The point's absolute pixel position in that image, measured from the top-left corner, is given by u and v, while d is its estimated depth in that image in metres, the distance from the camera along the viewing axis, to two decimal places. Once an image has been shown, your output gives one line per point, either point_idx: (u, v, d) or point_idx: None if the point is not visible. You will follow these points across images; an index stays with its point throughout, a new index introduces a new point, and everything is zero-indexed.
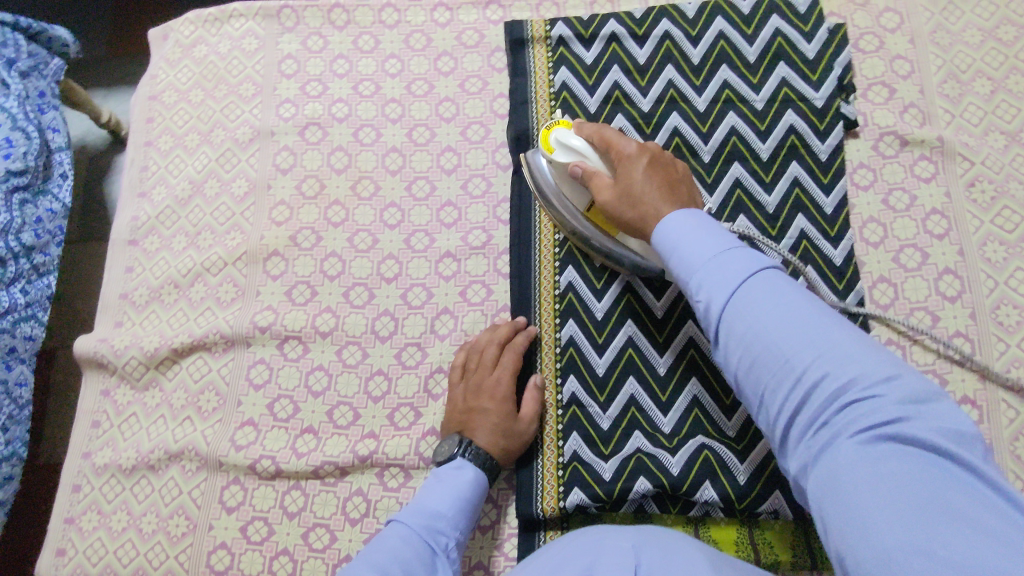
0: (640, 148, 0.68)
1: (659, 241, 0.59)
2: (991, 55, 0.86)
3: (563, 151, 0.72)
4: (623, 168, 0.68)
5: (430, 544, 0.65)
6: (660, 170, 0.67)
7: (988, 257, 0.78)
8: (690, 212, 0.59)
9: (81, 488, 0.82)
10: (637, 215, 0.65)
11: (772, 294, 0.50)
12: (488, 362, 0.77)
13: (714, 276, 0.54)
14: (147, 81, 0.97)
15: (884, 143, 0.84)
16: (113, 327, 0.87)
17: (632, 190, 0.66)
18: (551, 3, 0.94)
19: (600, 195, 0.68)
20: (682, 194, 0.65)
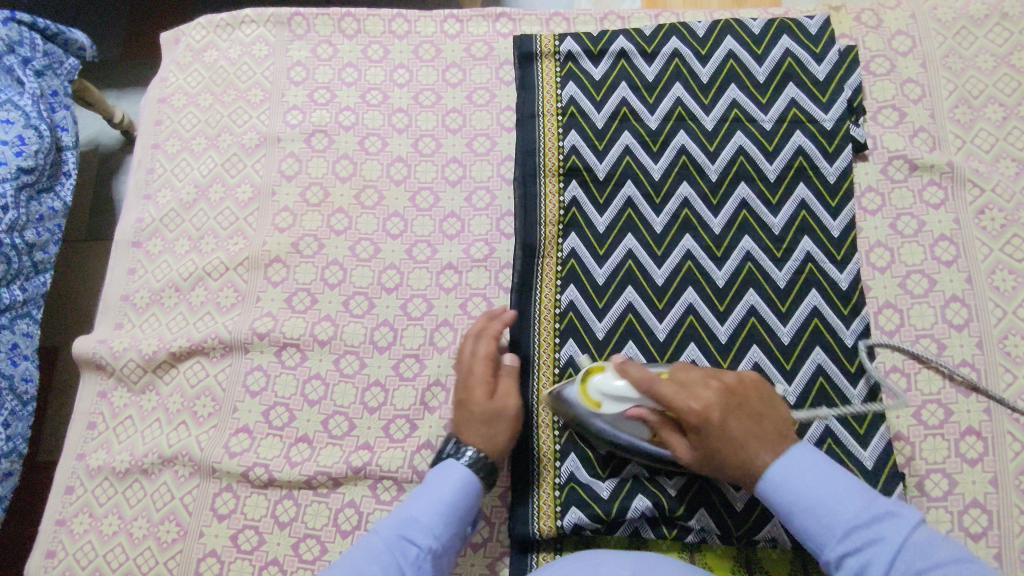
0: (704, 409, 0.63)
1: (766, 488, 0.61)
2: (1004, 80, 0.84)
3: (613, 403, 0.68)
4: (697, 431, 0.64)
5: (397, 562, 0.62)
6: (739, 408, 0.64)
7: (996, 285, 0.77)
8: (792, 454, 0.61)
9: (74, 490, 0.81)
10: (733, 467, 0.63)
11: (797, 466, 0.60)
12: (467, 354, 0.75)
13: (792, 475, 0.60)
14: (157, 84, 0.97)
15: (893, 167, 0.83)
16: (112, 329, 0.87)
17: (709, 451, 0.64)
18: (561, 18, 0.94)
19: (675, 443, 0.66)
20: (778, 441, 0.63)
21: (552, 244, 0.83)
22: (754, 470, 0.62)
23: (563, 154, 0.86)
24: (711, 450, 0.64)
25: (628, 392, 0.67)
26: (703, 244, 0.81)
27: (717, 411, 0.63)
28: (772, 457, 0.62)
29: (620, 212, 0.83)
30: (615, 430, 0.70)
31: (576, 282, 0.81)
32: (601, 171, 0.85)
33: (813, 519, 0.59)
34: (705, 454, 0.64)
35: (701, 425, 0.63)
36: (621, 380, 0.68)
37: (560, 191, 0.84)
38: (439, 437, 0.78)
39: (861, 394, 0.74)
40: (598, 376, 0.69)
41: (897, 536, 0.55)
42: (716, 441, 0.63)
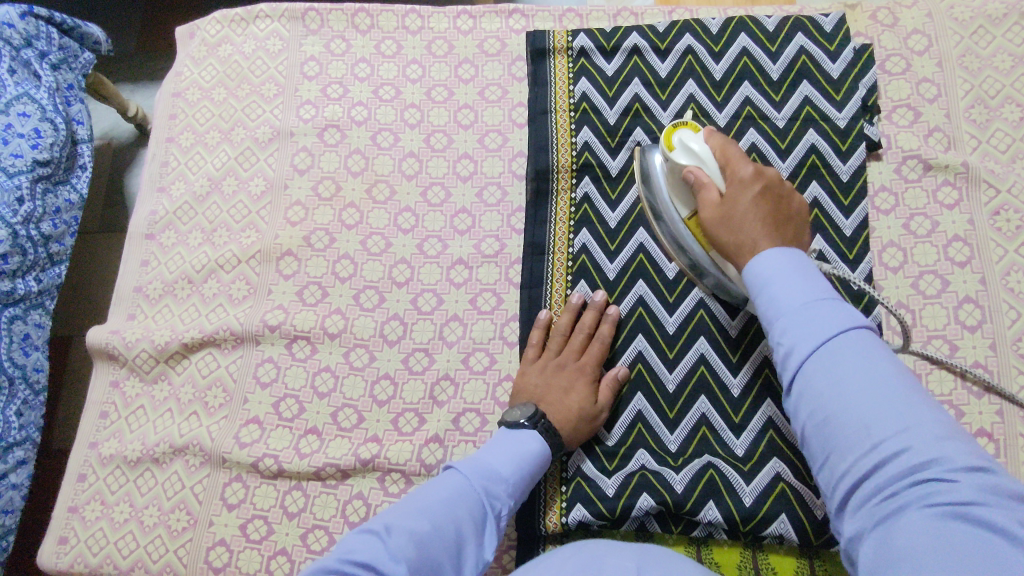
0: (758, 173, 0.62)
1: (748, 275, 0.56)
2: (1022, 80, 0.84)
3: (683, 155, 0.67)
4: (733, 194, 0.62)
5: (484, 503, 0.63)
6: (771, 199, 0.61)
7: (1011, 287, 0.76)
8: (786, 252, 0.55)
9: (87, 477, 0.82)
10: (730, 233, 0.61)
11: (782, 261, 0.54)
12: (574, 346, 0.78)
13: (770, 265, 0.54)
14: (172, 78, 0.98)
15: (907, 166, 0.82)
16: (126, 319, 0.88)
17: (728, 215, 0.61)
18: (574, 14, 0.94)
19: (704, 195, 0.65)
20: (785, 230, 0.60)
21: (563, 240, 0.83)
22: (748, 252, 0.59)
23: (575, 150, 0.86)
24: (733, 214, 0.61)
25: (700, 154, 0.66)
26: None
27: (760, 183, 0.61)
28: (772, 244, 0.58)
29: (632, 208, 0.83)
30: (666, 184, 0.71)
31: (587, 278, 0.82)
32: (613, 167, 0.85)
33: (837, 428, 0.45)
34: (728, 216, 0.62)
35: (736, 188, 0.62)
36: (702, 142, 0.66)
37: (572, 187, 0.85)
38: (447, 430, 0.78)
39: None
40: (687, 130, 0.68)
41: (828, 341, 0.48)
42: (740, 208, 0.61)
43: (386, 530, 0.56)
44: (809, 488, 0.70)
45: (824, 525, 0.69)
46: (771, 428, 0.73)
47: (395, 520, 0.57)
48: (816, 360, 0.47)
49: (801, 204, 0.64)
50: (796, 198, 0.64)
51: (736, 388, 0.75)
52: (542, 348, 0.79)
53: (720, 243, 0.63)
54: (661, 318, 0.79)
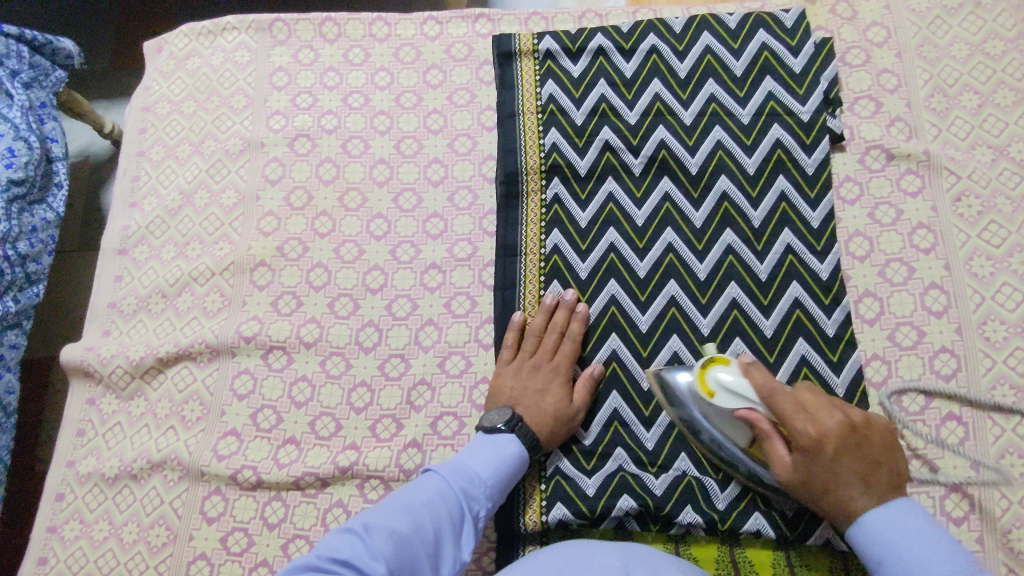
0: (822, 436, 0.63)
1: (858, 532, 0.61)
2: (978, 69, 0.85)
3: (727, 397, 0.68)
4: (811, 450, 0.63)
5: (462, 506, 0.65)
6: (855, 452, 0.63)
7: (974, 271, 0.78)
8: (889, 505, 0.60)
9: (65, 496, 0.82)
10: (824, 480, 0.63)
11: (896, 516, 0.59)
12: (548, 348, 0.79)
13: (877, 520, 0.60)
14: (141, 93, 0.98)
15: (870, 156, 0.84)
16: (100, 336, 0.88)
17: (807, 476, 0.63)
18: (540, 17, 0.95)
19: (776, 452, 0.66)
20: (881, 487, 0.62)
21: (534, 241, 0.84)
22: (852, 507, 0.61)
23: (544, 151, 0.86)
24: (813, 471, 0.63)
25: (743, 390, 0.67)
26: (684, 238, 0.82)
27: (832, 444, 0.63)
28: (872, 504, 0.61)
29: (602, 207, 0.84)
30: (715, 422, 0.70)
31: (560, 278, 0.82)
32: (583, 167, 0.85)
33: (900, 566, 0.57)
34: (809, 476, 0.63)
35: (807, 458, 0.63)
36: (739, 377, 0.68)
37: (542, 189, 0.85)
38: (426, 435, 0.79)
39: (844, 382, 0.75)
40: (720, 365, 0.70)
41: (951, 574, 0.54)
42: (820, 467, 0.63)
43: (365, 529, 0.58)
44: None
45: (796, 520, 0.70)
46: None
47: (373, 520, 0.59)
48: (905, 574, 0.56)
49: (880, 420, 0.66)
50: (876, 420, 0.66)
51: None
52: (517, 350, 0.80)
53: (807, 495, 0.64)
54: (634, 315, 0.80)
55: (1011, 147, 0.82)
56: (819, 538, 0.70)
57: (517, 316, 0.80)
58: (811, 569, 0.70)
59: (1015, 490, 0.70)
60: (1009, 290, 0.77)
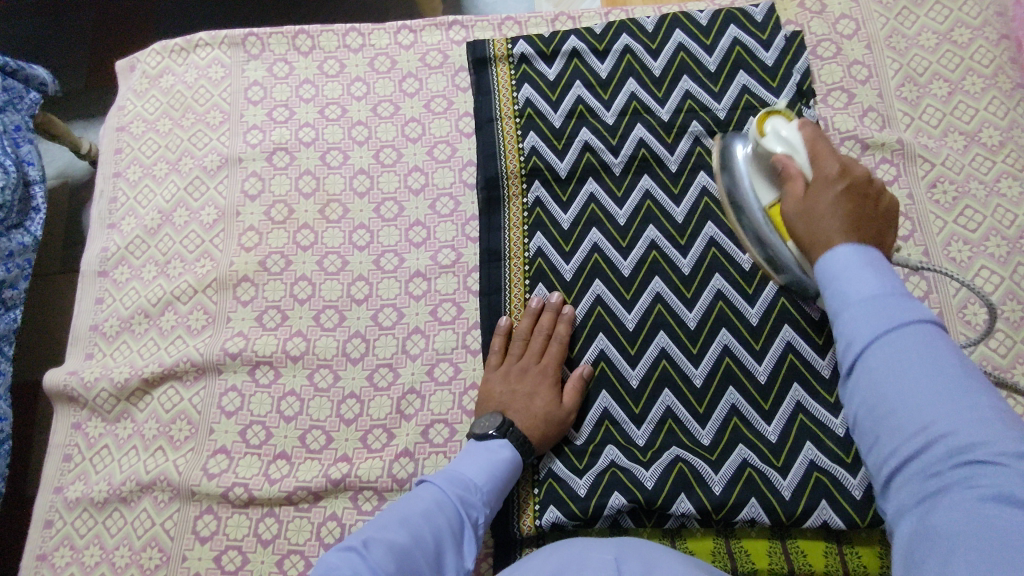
0: (845, 172, 0.56)
1: (820, 269, 0.50)
2: (946, 57, 0.87)
3: (774, 141, 0.65)
4: (815, 186, 0.57)
5: (460, 513, 0.65)
6: (857, 203, 0.54)
7: (952, 256, 0.79)
8: (856, 249, 0.48)
9: (54, 524, 0.81)
10: (808, 223, 0.55)
11: (852, 257, 0.48)
12: (535, 350, 0.79)
13: (839, 258, 0.48)
14: (115, 113, 0.97)
15: (846, 147, 0.85)
16: (84, 359, 0.87)
17: (806, 208, 0.56)
18: (513, 22, 0.95)
19: (788, 189, 0.60)
20: (868, 235, 0.52)
21: (518, 245, 0.84)
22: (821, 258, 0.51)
23: (524, 155, 0.86)
24: (811, 205, 0.55)
25: (789, 141, 0.63)
26: (666, 234, 0.82)
27: (845, 180, 0.56)
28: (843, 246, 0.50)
29: (583, 208, 0.84)
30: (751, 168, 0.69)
31: (544, 280, 0.82)
32: (563, 170, 0.86)
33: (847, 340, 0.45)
34: (805, 209, 0.56)
35: (820, 182, 0.56)
36: (792, 129, 0.63)
37: (523, 192, 0.86)
38: (417, 444, 0.78)
39: (830, 364, 0.76)
40: (779, 118, 0.67)
41: (908, 334, 0.42)
42: (819, 199, 0.55)
43: (364, 544, 0.56)
44: (776, 473, 0.72)
45: (792, 504, 0.70)
46: (735, 415, 0.75)
47: (371, 534, 0.58)
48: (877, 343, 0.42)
49: (891, 202, 0.57)
50: (886, 198, 0.57)
51: (698, 378, 0.77)
52: (505, 354, 0.80)
53: (802, 242, 0.56)
54: (620, 314, 0.80)
55: (983, 133, 0.83)
56: (815, 520, 0.70)
57: (503, 320, 0.81)
58: (807, 552, 0.71)
59: None
60: (987, 273, 0.78)
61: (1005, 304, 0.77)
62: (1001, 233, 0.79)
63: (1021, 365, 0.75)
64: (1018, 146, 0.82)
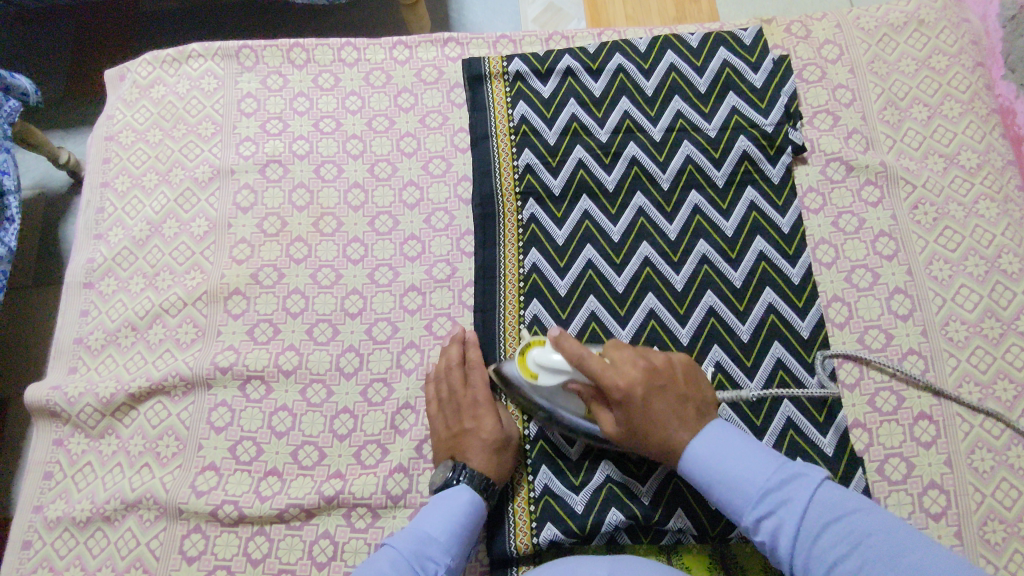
0: (629, 386, 0.67)
1: (686, 464, 0.66)
2: (925, 83, 0.90)
3: (549, 375, 0.72)
4: (621, 377, 0.67)
5: (414, 570, 0.63)
6: (662, 385, 0.68)
7: (934, 275, 0.82)
8: (711, 432, 0.66)
9: (32, 544, 0.78)
10: (649, 420, 0.67)
11: (723, 443, 0.65)
12: (464, 383, 0.77)
13: (717, 455, 0.65)
14: (104, 122, 0.96)
15: (831, 168, 0.87)
16: (67, 374, 0.84)
17: (634, 425, 0.68)
18: (508, 40, 0.97)
19: (602, 416, 0.70)
20: (694, 421, 0.68)
21: (513, 262, 0.84)
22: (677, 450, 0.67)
23: (518, 172, 0.87)
24: (638, 416, 0.68)
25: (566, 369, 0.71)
26: (660, 251, 0.83)
27: (642, 385, 0.67)
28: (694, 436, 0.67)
29: (578, 224, 0.85)
30: (546, 396, 0.74)
31: (538, 295, 0.82)
32: (557, 187, 0.87)
33: (732, 493, 0.63)
34: (632, 425, 0.68)
35: (625, 401, 0.67)
36: (560, 360, 0.71)
37: (518, 210, 0.86)
38: (412, 459, 0.78)
39: (818, 382, 0.77)
40: (538, 354, 0.73)
41: (804, 491, 0.60)
42: (643, 407, 0.67)
43: None
44: None
45: None
46: None
47: None
48: (792, 511, 0.60)
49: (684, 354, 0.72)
50: (678, 355, 0.72)
51: None
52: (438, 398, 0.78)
53: (632, 444, 0.69)
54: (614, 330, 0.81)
55: (961, 156, 0.86)
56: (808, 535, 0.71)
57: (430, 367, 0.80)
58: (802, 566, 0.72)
59: (987, 483, 0.74)
60: (966, 291, 0.81)
61: (984, 321, 0.79)
62: (980, 253, 0.82)
63: (1001, 380, 0.77)
64: (994, 169, 0.86)
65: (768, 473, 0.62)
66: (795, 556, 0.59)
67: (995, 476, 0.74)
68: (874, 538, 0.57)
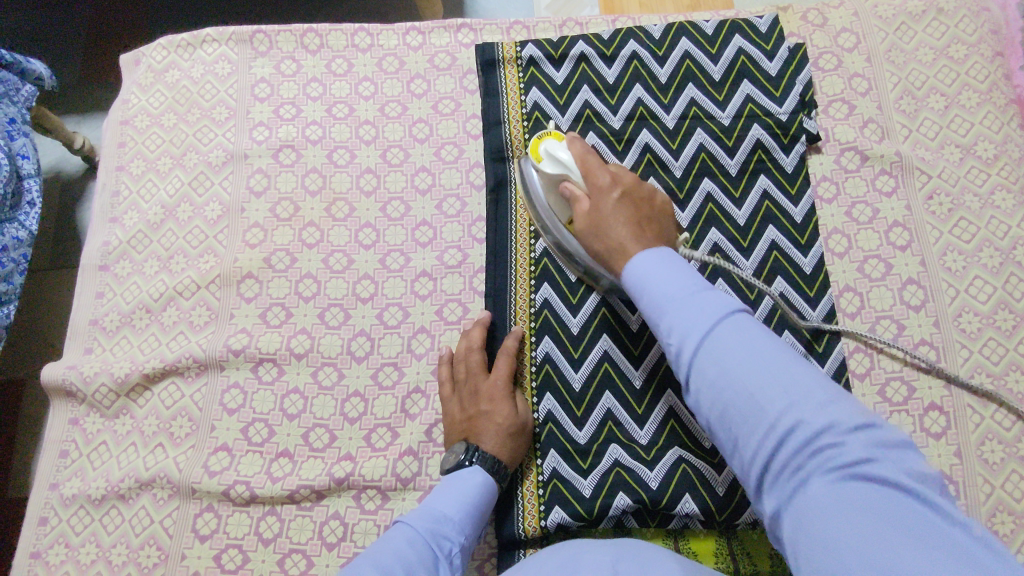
0: (613, 182, 0.68)
1: (627, 277, 0.59)
2: (943, 72, 0.89)
3: (551, 164, 0.72)
4: (597, 182, 0.68)
5: (432, 547, 0.62)
6: (633, 207, 0.67)
7: (948, 266, 0.81)
8: (660, 250, 0.58)
9: (48, 521, 0.79)
10: (606, 243, 0.65)
11: (659, 264, 0.56)
12: (480, 367, 0.78)
13: (649, 269, 0.56)
14: (119, 106, 0.96)
15: (845, 158, 0.87)
16: (82, 354, 0.86)
17: (598, 217, 0.67)
18: (521, 26, 0.97)
19: (576, 209, 0.69)
20: (650, 236, 0.65)
21: (524, 247, 0.84)
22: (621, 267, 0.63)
23: None
24: (603, 213, 0.66)
25: (567, 164, 0.71)
26: None
27: (618, 190, 0.67)
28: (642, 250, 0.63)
29: None
30: (543, 189, 0.75)
31: (549, 281, 0.82)
32: None
33: (650, 298, 0.55)
34: (597, 217, 0.67)
35: (598, 194, 0.68)
36: (565, 151, 0.71)
37: None
38: (421, 443, 0.78)
39: (829, 372, 0.78)
40: (552, 142, 0.73)
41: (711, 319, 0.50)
42: (608, 207, 0.67)
43: None
44: None
45: None
46: None
47: None
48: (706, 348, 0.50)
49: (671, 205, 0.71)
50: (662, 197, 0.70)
51: None
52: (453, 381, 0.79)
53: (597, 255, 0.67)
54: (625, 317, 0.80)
55: (978, 146, 0.86)
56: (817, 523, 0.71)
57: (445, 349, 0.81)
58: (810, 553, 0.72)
59: (997, 474, 0.73)
60: (980, 283, 0.80)
61: (998, 313, 0.79)
62: (995, 245, 0.81)
63: (1013, 372, 0.77)
64: (1012, 159, 0.85)
65: (693, 286, 0.53)
66: (698, 360, 0.50)
67: (1005, 468, 0.74)
68: (790, 382, 0.47)
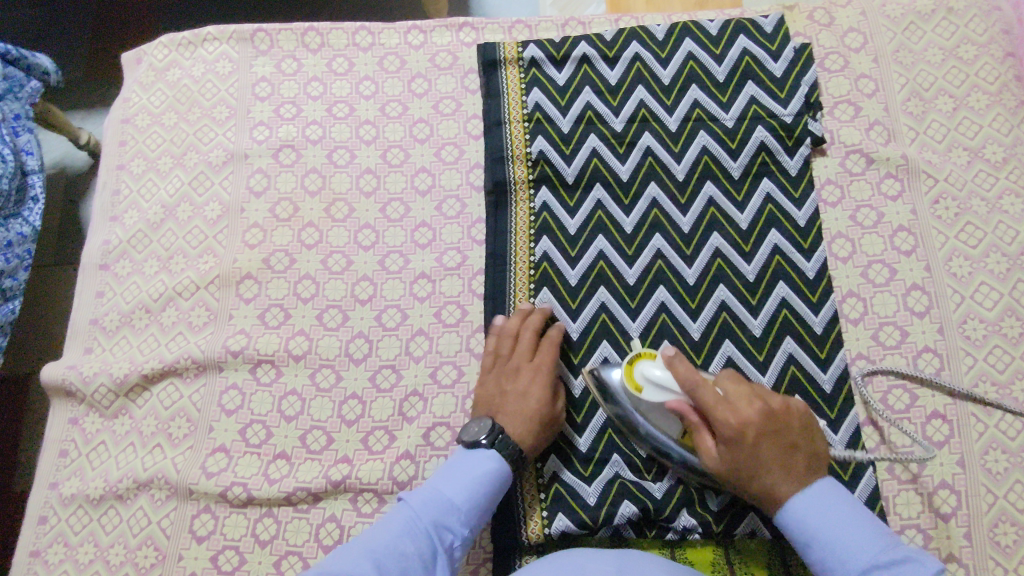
0: (743, 426, 0.62)
1: (785, 519, 0.62)
2: (951, 73, 0.88)
3: (654, 390, 0.68)
4: (725, 412, 0.63)
5: (433, 539, 0.63)
6: (773, 438, 0.63)
7: (953, 272, 0.80)
8: (813, 492, 0.61)
9: (48, 520, 0.80)
10: (748, 473, 0.63)
11: (818, 503, 0.61)
12: (527, 349, 0.77)
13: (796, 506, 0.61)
14: (120, 105, 0.96)
15: (851, 160, 0.85)
16: (82, 353, 0.86)
17: (733, 463, 0.63)
18: (523, 25, 0.96)
19: (701, 440, 0.65)
20: (802, 473, 0.62)
21: (524, 250, 0.83)
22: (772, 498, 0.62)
23: (531, 160, 0.86)
24: (740, 457, 0.63)
25: (669, 384, 0.67)
26: (672, 243, 0.82)
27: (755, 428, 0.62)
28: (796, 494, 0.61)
29: (590, 215, 0.84)
30: (640, 411, 0.70)
31: (549, 285, 0.82)
32: (570, 175, 0.86)
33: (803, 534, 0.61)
34: (737, 463, 0.63)
35: (732, 440, 0.63)
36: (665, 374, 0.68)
37: (530, 198, 0.86)
38: (418, 446, 0.78)
39: (832, 379, 0.76)
40: (646, 364, 0.69)
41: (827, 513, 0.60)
42: (745, 450, 0.62)
43: None
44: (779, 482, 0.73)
45: None
46: None
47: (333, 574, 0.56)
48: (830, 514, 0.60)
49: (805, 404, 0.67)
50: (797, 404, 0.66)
51: None
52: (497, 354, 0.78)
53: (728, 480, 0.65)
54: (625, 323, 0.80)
55: (986, 149, 0.84)
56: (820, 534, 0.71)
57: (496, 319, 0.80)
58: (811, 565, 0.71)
59: (1000, 484, 0.72)
60: (986, 289, 0.79)
61: (1004, 321, 0.78)
62: (1002, 250, 0.80)
63: (1019, 381, 0.75)
64: (1021, 163, 0.83)
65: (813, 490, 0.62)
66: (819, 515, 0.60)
67: (1009, 478, 0.72)
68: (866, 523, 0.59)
